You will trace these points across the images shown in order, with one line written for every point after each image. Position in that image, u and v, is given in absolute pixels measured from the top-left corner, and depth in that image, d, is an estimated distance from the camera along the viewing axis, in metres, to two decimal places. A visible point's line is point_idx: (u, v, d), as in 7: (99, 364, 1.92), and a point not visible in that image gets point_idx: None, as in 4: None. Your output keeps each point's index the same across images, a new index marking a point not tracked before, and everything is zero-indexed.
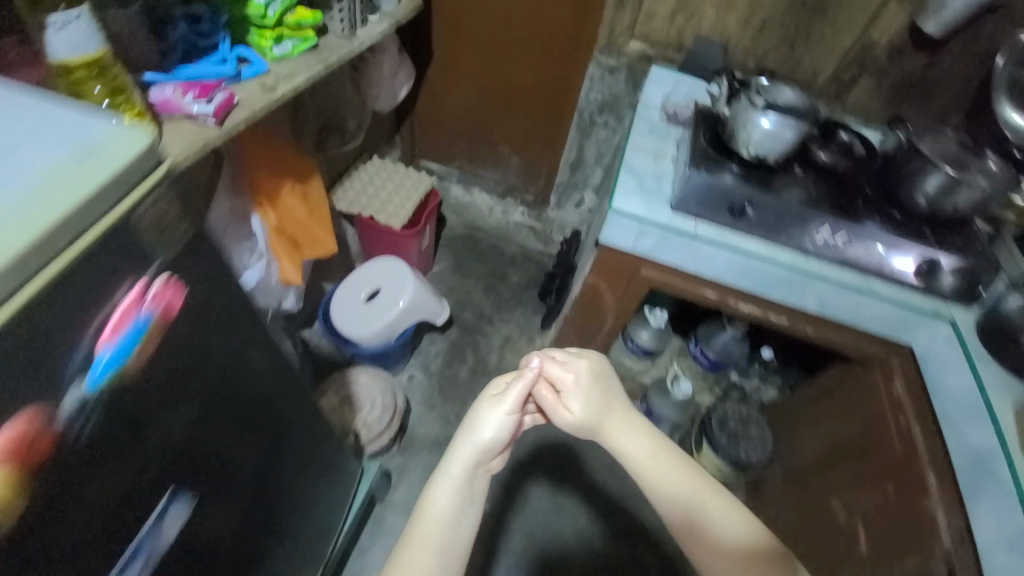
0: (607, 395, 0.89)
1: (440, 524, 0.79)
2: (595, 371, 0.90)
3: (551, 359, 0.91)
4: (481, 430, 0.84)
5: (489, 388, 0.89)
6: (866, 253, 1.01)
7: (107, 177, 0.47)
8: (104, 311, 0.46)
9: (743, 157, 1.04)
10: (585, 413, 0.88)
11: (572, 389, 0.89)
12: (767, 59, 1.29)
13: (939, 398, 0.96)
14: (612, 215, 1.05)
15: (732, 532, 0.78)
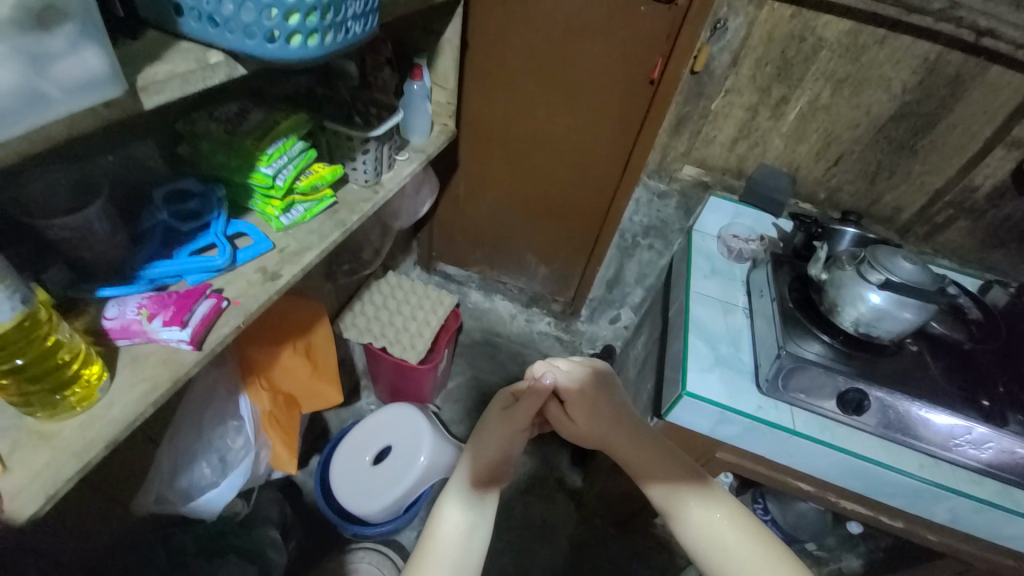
0: (609, 394, 0.80)
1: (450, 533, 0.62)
2: (600, 380, 0.82)
3: (548, 364, 0.85)
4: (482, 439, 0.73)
5: (495, 402, 0.80)
6: (1014, 463, 0.80)
7: None
8: None
9: (845, 331, 0.85)
10: (590, 417, 0.78)
11: (579, 399, 0.80)
12: (842, 192, 1.14)
13: None
14: (686, 398, 0.85)
15: (663, 447, 0.71)
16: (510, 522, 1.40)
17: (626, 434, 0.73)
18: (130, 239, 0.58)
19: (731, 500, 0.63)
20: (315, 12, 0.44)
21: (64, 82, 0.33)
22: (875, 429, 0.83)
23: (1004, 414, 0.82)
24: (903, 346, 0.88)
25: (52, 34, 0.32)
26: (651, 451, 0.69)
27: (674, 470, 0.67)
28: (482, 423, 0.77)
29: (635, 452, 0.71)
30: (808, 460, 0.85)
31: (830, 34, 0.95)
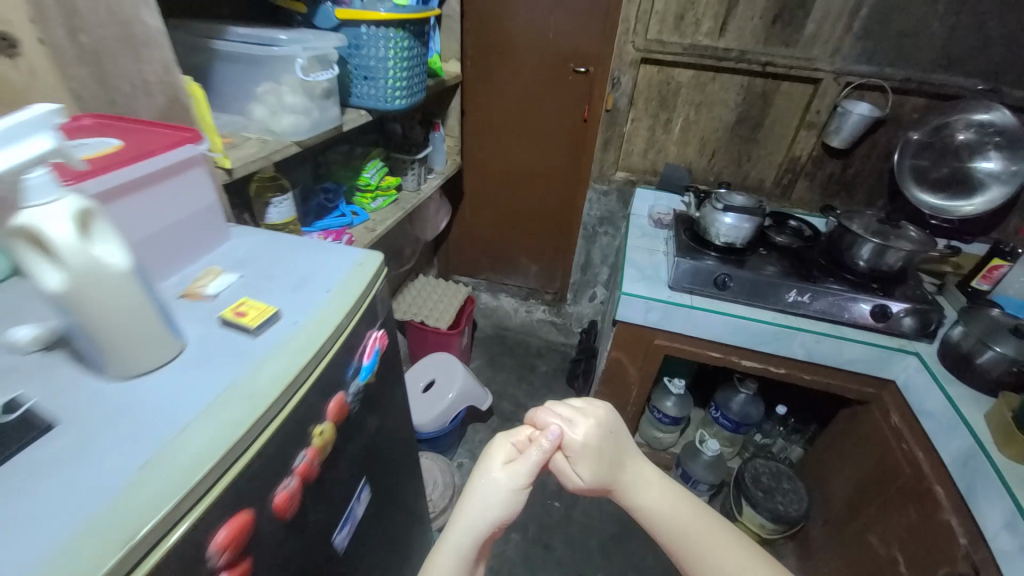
0: (619, 449, 0.67)
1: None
2: (608, 433, 0.67)
3: (553, 413, 0.68)
4: (487, 502, 0.62)
5: (494, 453, 0.65)
6: (833, 306, 1.25)
7: (356, 294, 0.56)
8: (364, 340, 0.58)
9: (716, 245, 1.36)
10: (599, 477, 0.65)
11: (581, 453, 0.65)
12: (723, 174, 1.69)
13: (925, 418, 1.12)
14: (624, 296, 1.34)
15: (736, 553, 0.62)
16: None
17: (690, 526, 0.64)
18: (300, 201, 1.12)
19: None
20: (402, 91, 1.02)
21: (330, 118, 0.89)
22: (744, 300, 1.31)
23: (821, 278, 1.29)
24: (758, 252, 1.38)
25: (330, 100, 0.88)
26: (722, 554, 0.62)
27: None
28: (485, 485, 0.63)
29: (703, 544, 0.63)
30: (710, 329, 1.32)
31: (683, 79, 1.56)
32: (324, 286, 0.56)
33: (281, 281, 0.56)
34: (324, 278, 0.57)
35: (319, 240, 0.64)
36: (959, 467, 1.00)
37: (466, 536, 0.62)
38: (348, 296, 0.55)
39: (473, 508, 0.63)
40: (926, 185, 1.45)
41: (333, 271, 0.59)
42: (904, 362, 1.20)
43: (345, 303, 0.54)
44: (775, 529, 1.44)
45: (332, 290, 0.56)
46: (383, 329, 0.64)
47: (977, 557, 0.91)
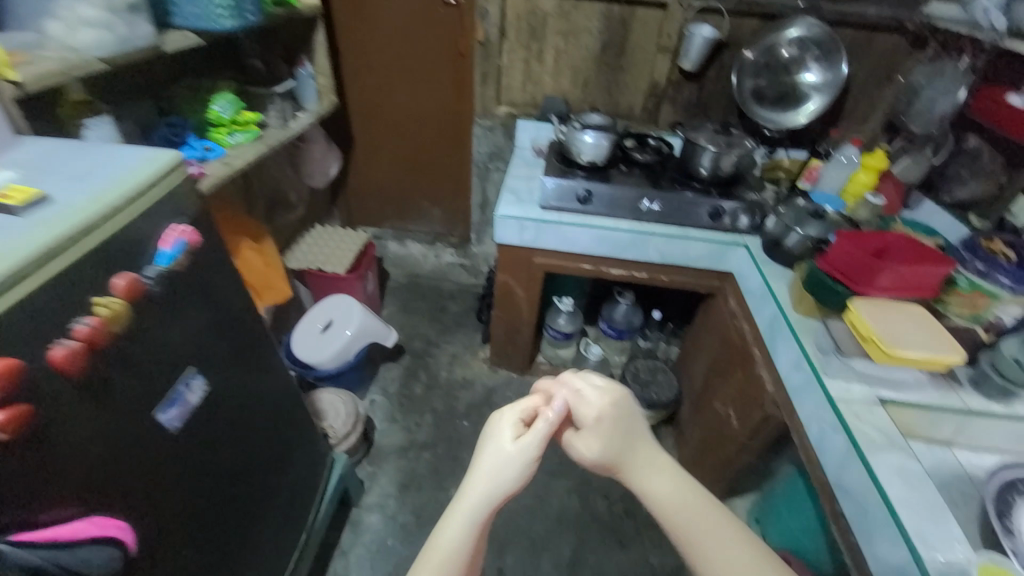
0: (632, 429, 0.72)
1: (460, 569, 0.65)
2: (621, 411, 0.72)
3: (569, 381, 0.76)
4: (488, 471, 0.68)
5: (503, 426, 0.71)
6: (680, 211, 1.41)
7: (135, 183, 0.61)
8: (160, 230, 0.64)
9: (582, 164, 1.47)
10: (609, 450, 0.70)
11: (593, 427, 0.71)
12: (597, 103, 1.78)
13: (750, 298, 1.31)
14: (499, 219, 1.43)
15: (747, 557, 0.63)
16: (439, 383, 1.88)
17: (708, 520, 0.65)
18: (142, 135, 1.10)
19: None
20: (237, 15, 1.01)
21: (148, 39, 0.89)
22: (605, 213, 1.44)
23: (668, 186, 1.44)
24: (619, 169, 1.51)
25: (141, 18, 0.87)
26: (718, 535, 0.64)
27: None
28: (497, 458, 0.68)
29: (718, 542, 0.64)
30: (576, 241, 1.45)
31: (548, 7, 1.61)
32: (105, 177, 0.61)
33: (66, 177, 0.61)
34: (106, 171, 0.62)
35: (119, 146, 0.69)
36: (767, 331, 1.19)
37: (473, 505, 0.66)
38: (126, 183, 0.60)
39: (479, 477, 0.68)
40: (765, 103, 1.61)
41: (119, 166, 0.63)
42: (737, 254, 1.39)
43: (119, 188, 0.59)
44: (651, 415, 1.65)
45: (111, 180, 0.60)
46: (196, 228, 0.68)
47: (777, 398, 1.10)
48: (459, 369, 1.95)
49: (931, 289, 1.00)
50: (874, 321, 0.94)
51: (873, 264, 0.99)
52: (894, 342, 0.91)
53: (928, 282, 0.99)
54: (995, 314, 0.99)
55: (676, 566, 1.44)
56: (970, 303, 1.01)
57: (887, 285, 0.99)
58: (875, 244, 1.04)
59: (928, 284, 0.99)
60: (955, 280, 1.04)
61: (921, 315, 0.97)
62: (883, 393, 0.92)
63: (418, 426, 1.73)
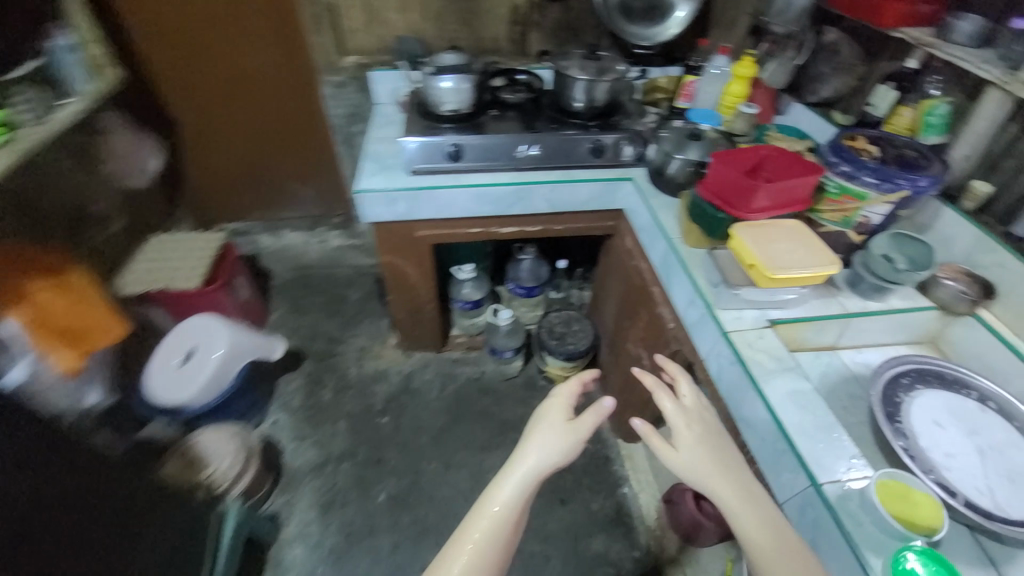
0: (719, 441, 0.71)
1: (502, 532, 0.66)
2: (712, 426, 0.73)
3: (660, 392, 0.76)
4: (548, 450, 0.72)
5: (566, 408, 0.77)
6: (561, 153, 1.29)
7: None
8: None
9: (447, 115, 1.28)
10: (693, 460, 0.69)
11: (684, 431, 0.72)
12: (458, 39, 1.55)
13: (643, 235, 1.25)
14: (361, 195, 1.22)
15: None
16: (350, 384, 1.70)
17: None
18: None
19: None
20: None
21: None
22: (483, 168, 1.28)
23: (544, 126, 1.30)
24: (490, 113, 1.34)
25: None
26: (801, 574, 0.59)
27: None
28: (562, 434, 0.73)
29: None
30: (456, 205, 1.29)
31: None
32: None
33: None
34: None
35: None
36: (662, 268, 1.14)
37: (529, 471, 0.70)
38: None
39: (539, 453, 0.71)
40: (634, 18, 1.48)
41: None
42: (626, 189, 1.31)
43: None
44: (571, 366, 1.61)
45: None
46: None
47: (681, 338, 1.07)
48: (370, 363, 1.77)
49: (802, 201, 0.99)
50: (757, 243, 0.91)
51: (750, 183, 0.94)
52: (777, 262, 0.88)
53: (799, 194, 0.97)
54: (862, 213, 0.97)
55: (616, 509, 1.47)
56: (839, 206, 0.99)
57: (763, 204, 0.97)
58: (749, 162, 1.00)
59: (799, 196, 0.98)
60: (825, 183, 1.00)
61: (795, 230, 0.95)
62: (771, 313, 0.91)
63: (332, 437, 1.57)
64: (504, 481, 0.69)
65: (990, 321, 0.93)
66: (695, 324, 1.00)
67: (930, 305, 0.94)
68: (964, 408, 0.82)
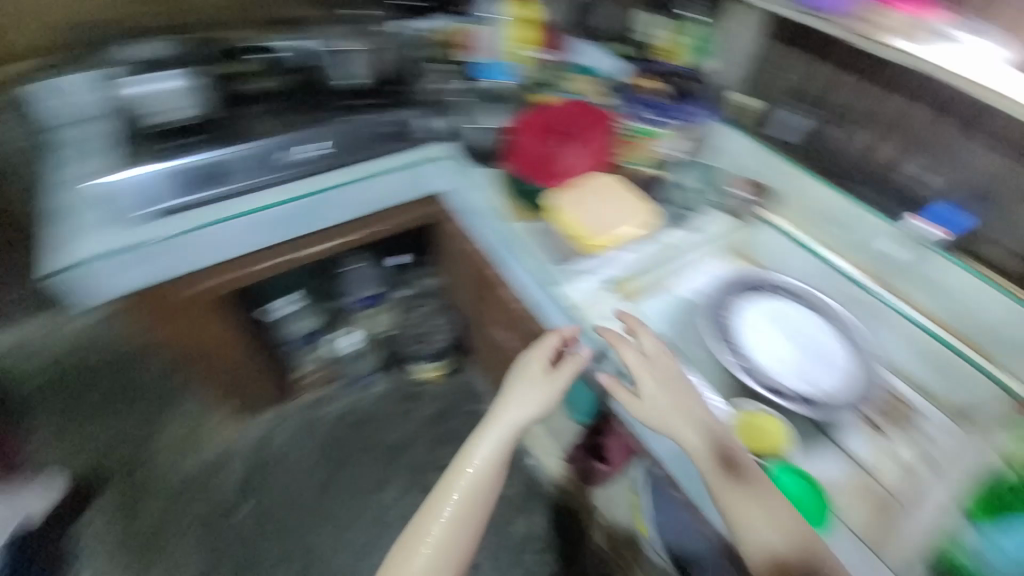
0: (680, 390, 0.74)
1: (485, 482, 0.76)
2: (673, 379, 0.75)
3: (623, 344, 0.77)
4: (521, 405, 0.80)
5: (536, 364, 0.82)
6: (347, 143, 1.04)
7: None
8: None
9: (180, 125, 0.98)
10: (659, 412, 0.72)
11: (647, 379, 0.75)
12: (157, 12, 1.13)
13: (472, 219, 1.07)
14: (71, 268, 0.84)
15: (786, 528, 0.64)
16: (188, 485, 1.38)
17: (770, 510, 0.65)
18: None
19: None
20: None
21: None
22: (251, 184, 0.98)
23: (320, 115, 1.05)
24: (241, 112, 1.03)
25: None
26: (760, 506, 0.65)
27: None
28: (535, 389, 0.82)
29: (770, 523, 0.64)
30: (231, 241, 0.99)
31: None
32: None
33: None
34: None
35: None
36: (503, 251, 0.99)
37: (506, 427, 0.79)
38: None
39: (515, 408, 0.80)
40: None
41: None
42: (439, 168, 1.11)
43: None
44: (443, 365, 1.56)
45: None
46: None
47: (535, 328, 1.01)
48: (206, 450, 1.42)
49: (608, 161, 0.99)
50: (579, 214, 0.91)
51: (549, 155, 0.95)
52: (596, 232, 0.90)
53: (601, 157, 0.98)
54: (659, 154, 1.03)
55: (524, 485, 1.51)
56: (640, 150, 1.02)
57: (569, 173, 0.97)
58: (549, 128, 0.99)
59: (603, 149, 0.98)
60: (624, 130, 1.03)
61: (610, 183, 0.95)
62: (604, 272, 0.92)
63: (185, 558, 1.30)
64: (487, 431, 0.79)
65: (790, 228, 1.01)
66: (549, 308, 0.92)
67: (724, 212, 1.02)
68: (772, 303, 0.93)
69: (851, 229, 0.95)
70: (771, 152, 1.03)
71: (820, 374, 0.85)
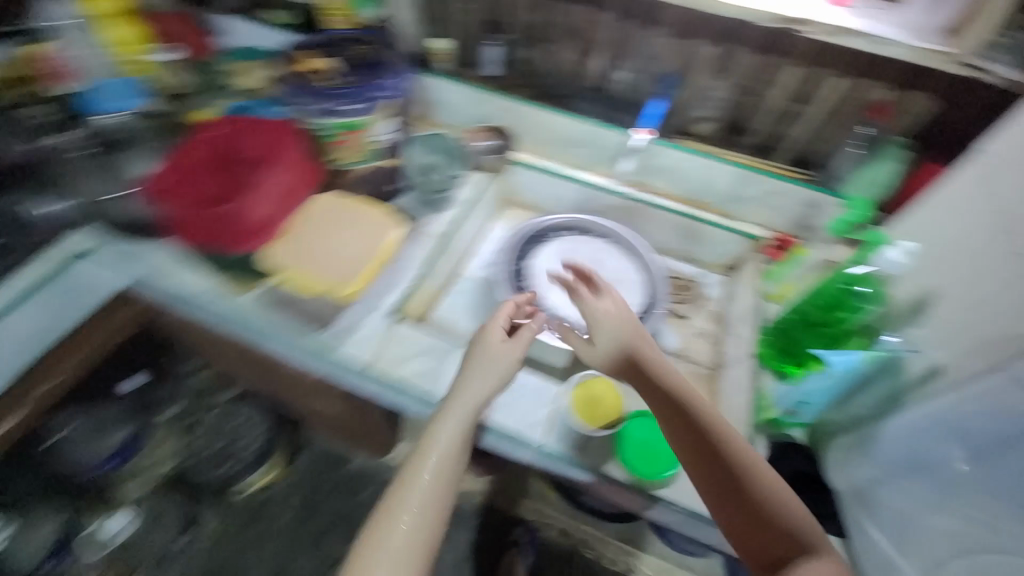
0: (636, 341, 0.65)
1: (447, 480, 0.60)
2: (635, 342, 0.65)
3: (581, 290, 0.72)
4: (476, 379, 0.66)
5: (490, 330, 0.69)
6: None
7: None
8: None
9: None
10: (624, 367, 0.65)
11: (607, 321, 0.68)
12: None
13: (178, 302, 0.75)
14: None
15: (750, 487, 0.56)
16: None
17: (720, 422, 0.59)
18: None
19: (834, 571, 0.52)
20: None
21: None
22: None
23: None
24: None
25: None
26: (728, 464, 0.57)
27: (765, 500, 0.56)
28: (495, 360, 0.67)
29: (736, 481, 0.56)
30: None
31: None
32: None
33: None
34: None
35: None
36: (248, 333, 0.73)
37: (469, 404, 0.64)
38: None
39: (474, 383, 0.66)
40: None
41: None
42: (93, 264, 0.79)
43: None
44: (275, 461, 1.26)
45: None
46: None
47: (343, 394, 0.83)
48: None
49: (308, 173, 0.78)
50: (302, 262, 0.71)
51: (230, 206, 0.70)
52: (340, 275, 0.71)
53: (296, 172, 0.76)
54: (375, 141, 0.84)
55: None
56: (349, 146, 0.82)
57: (269, 215, 0.73)
58: (210, 161, 0.74)
59: (303, 172, 0.77)
60: (318, 128, 0.79)
61: (339, 213, 0.77)
62: (387, 300, 0.77)
63: None
64: (448, 409, 0.64)
65: (528, 155, 1.04)
66: (342, 378, 0.74)
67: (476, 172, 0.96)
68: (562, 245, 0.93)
69: (591, 144, 0.98)
70: (493, 94, 0.98)
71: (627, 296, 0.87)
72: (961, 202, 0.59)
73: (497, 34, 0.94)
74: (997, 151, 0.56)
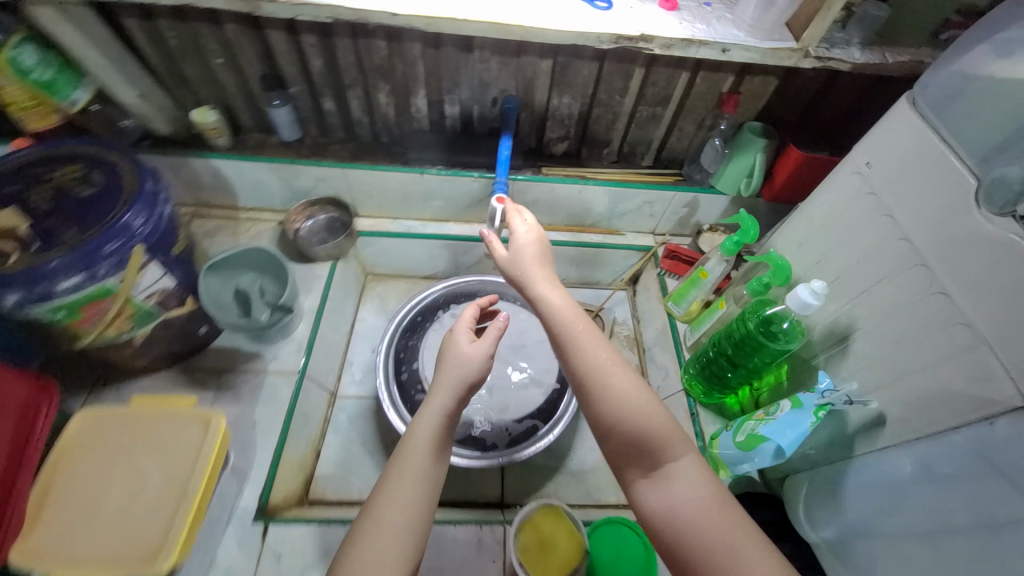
0: (539, 259, 0.55)
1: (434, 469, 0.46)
2: (539, 251, 0.56)
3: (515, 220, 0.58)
4: (457, 361, 0.51)
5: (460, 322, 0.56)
6: None
7: None
8: None
9: None
10: (532, 276, 0.54)
11: (520, 237, 0.56)
12: None
13: None
14: None
15: (613, 387, 0.45)
16: None
17: (582, 367, 0.46)
18: None
19: (712, 531, 0.39)
20: None
21: None
22: None
23: None
24: None
25: None
26: (596, 358, 0.47)
27: (629, 446, 0.43)
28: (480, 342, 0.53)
29: (597, 379, 0.45)
30: None
31: None
32: None
33: None
34: None
35: None
36: None
37: (453, 387, 0.50)
38: None
39: (456, 367, 0.51)
40: None
41: None
42: None
43: None
44: None
45: None
46: None
47: None
48: None
49: (29, 391, 0.49)
50: (69, 547, 0.46)
51: None
52: (134, 541, 0.46)
53: (10, 406, 0.46)
54: (144, 297, 0.56)
55: None
56: (103, 318, 0.54)
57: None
58: None
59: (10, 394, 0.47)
60: (34, 317, 0.50)
61: (118, 423, 0.53)
62: (246, 499, 0.58)
63: None
64: (434, 391, 0.50)
65: (375, 222, 0.87)
66: None
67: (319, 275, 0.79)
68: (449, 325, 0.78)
69: (447, 196, 0.82)
70: (306, 164, 0.76)
71: (542, 367, 0.75)
72: (847, 214, 0.52)
73: (286, 91, 0.72)
74: (874, 158, 0.49)
